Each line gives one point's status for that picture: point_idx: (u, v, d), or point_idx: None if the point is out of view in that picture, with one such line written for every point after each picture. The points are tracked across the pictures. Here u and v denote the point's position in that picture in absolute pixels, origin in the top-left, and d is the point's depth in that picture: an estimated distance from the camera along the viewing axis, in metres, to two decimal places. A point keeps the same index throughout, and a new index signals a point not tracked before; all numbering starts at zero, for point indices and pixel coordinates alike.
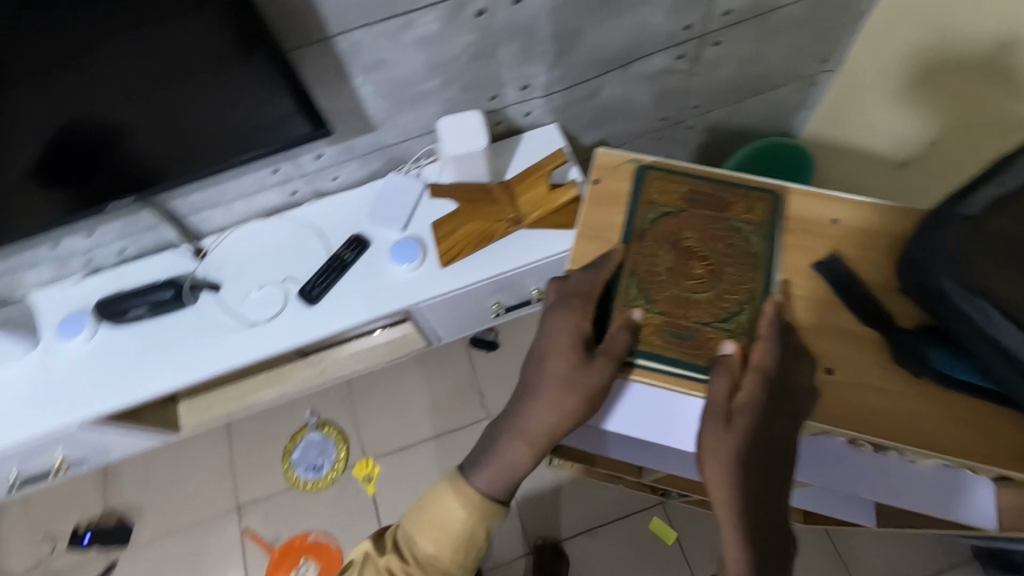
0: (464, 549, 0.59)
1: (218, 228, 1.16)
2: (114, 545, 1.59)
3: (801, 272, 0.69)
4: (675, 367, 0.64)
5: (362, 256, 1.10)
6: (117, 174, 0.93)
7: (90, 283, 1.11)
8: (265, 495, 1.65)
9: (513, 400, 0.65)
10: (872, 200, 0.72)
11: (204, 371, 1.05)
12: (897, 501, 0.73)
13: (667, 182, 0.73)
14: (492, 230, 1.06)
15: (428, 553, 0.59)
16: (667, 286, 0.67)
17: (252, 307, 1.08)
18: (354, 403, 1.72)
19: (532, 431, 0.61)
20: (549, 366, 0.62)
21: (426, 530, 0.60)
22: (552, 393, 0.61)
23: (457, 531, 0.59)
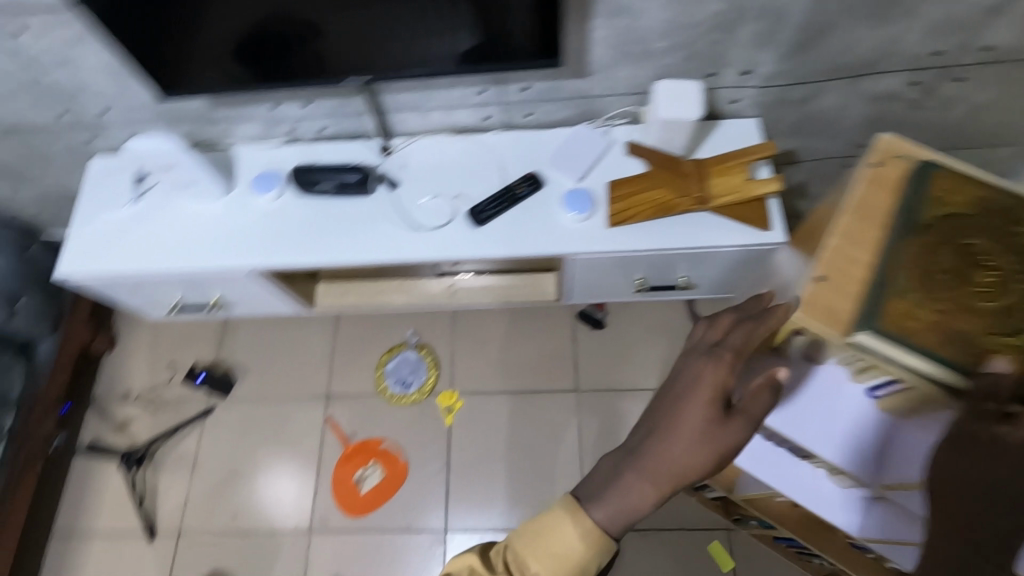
0: None
1: (408, 132, 1.21)
2: (217, 392, 1.74)
3: None
4: (926, 366, 0.56)
5: (535, 194, 1.12)
6: (328, 57, 0.98)
7: (287, 150, 1.20)
8: (353, 393, 1.74)
9: (638, 438, 0.68)
10: None
11: (363, 257, 1.10)
12: None
13: (954, 182, 0.65)
14: (673, 203, 1.05)
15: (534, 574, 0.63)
16: (945, 287, 0.59)
17: (422, 212, 1.13)
18: (453, 337, 1.78)
19: (658, 470, 0.64)
20: (687, 411, 0.65)
21: (541, 555, 0.63)
22: (687, 433, 0.64)
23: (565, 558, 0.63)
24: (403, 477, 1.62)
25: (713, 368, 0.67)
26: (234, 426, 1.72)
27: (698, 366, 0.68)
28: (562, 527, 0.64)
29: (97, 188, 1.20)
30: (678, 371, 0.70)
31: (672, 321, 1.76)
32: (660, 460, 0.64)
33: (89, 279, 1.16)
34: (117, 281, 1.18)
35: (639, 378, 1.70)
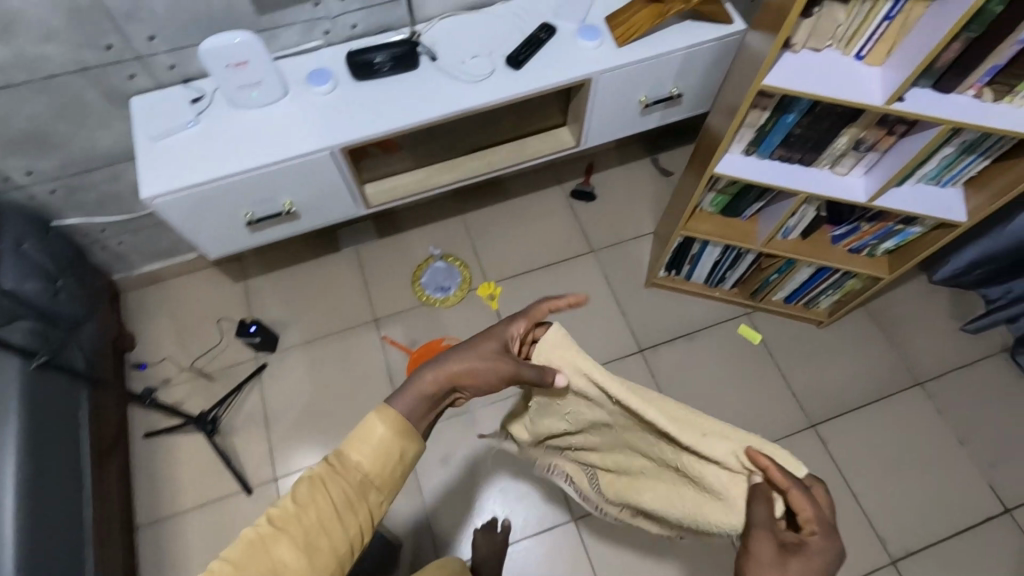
0: (401, 429, 0.82)
1: (427, 17, 1.38)
2: (264, 348, 1.75)
3: (829, 132, 1.17)
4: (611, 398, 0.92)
5: (553, 37, 1.35)
6: None
7: (326, 50, 1.32)
8: (402, 309, 1.84)
9: (459, 359, 0.89)
10: (820, 190, 1.26)
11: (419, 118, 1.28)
12: (923, 208, 1.25)
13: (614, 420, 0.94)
14: (668, 9, 1.30)
15: (358, 462, 0.80)
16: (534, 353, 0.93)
17: (469, 69, 1.31)
18: (473, 239, 1.96)
19: (442, 379, 0.87)
20: (468, 362, 0.88)
21: (361, 444, 0.81)
22: (467, 370, 0.88)
23: (381, 447, 0.81)
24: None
25: (514, 325, 0.93)
26: (293, 374, 1.75)
27: (497, 349, 0.90)
28: (394, 427, 0.82)
29: (156, 115, 1.25)
30: (488, 355, 0.89)
31: (643, 179, 2.07)
32: (413, 398, 0.85)
33: (180, 191, 1.20)
34: (215, 190, 1.23)
35: (640, 226, 1.98)
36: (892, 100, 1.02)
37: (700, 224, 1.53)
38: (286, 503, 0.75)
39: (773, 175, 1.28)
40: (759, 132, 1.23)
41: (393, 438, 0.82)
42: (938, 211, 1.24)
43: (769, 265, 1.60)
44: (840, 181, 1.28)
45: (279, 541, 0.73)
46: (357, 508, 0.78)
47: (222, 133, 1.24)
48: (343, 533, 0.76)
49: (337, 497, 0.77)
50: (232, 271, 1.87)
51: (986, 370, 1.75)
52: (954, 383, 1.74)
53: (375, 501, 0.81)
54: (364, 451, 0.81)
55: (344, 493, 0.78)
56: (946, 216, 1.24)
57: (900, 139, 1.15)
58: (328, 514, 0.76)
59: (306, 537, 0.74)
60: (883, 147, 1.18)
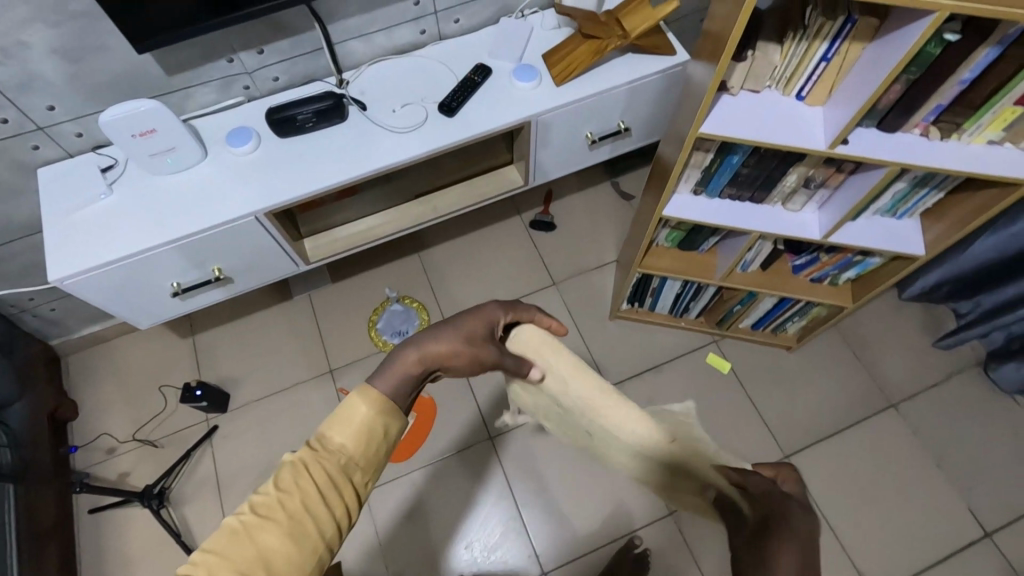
0: (381, 410, 0.78)
1: (355, 64, 1.31)
2: (214, 410, 1.67)
3: (777, 172, 1.12)
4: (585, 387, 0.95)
5: (487, 79, 1.29)
6: None
7: (248, 105, 1.25)
8: (358, 358, 1.77)
9: (440, 334, 0.85)
10: (774, 229, 1.21)
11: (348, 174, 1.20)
12: (882, 243, 1.19)
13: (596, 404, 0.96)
14: (605, 45, 1.24)
15: (341, 444, 0.76)
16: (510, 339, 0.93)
17: (399, 119, 1.25)
18: (430, 278, 1.89)
19: (423, 359, 0.83)
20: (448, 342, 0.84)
21: (343, 428, 0.76)
22: (447, 350, 0.84)
23: (362, 425, 0.76)
24: (439, 427, 1.67)
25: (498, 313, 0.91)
26: (246, 435, 1.67)
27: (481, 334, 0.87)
28: (377, 409, 0.78)
29: (65, 188, 1.17)
30: (472, 338, 0.86)
31: (604, 204, 2.01)
32: (392, 380, 0.81)
33: (92, 271, 1.12)
34: (132, 265, 1.15)
35: (603, 255, 1.93)
36: (837, 143, 0.96)
37: (656, 260, 1.47)
38: (270, 490, 0.70)
39: (724, 215, 1.22)
40: (706, 171, 1.16)
41: (375, 419, 0.77)
42: (898, 244, 1.19)
43: (731, 296, 1.55)
44: (793, 218, 1.22)
45: (264, 530, 0.68)
46: (344, 490, 0.74)
47: (137, 203, 1.17)
48: (332, 515, 0.72)
49: (323, 480, 0.72)
50: (178, 328, 1.78)
51: (960, 387, 1.71)
52: (928, 402, 1.70)
53: (361, 482, 0.76)
54: (346, 432, 0.76)
55: (331, 476, 0.73)
56: (907, 249, 1.19)
57: (852, 176, 1.09)
58: (315, 496, 0.71)
59: (292, 523, 0.69)
60: (835, 183, 1.12)
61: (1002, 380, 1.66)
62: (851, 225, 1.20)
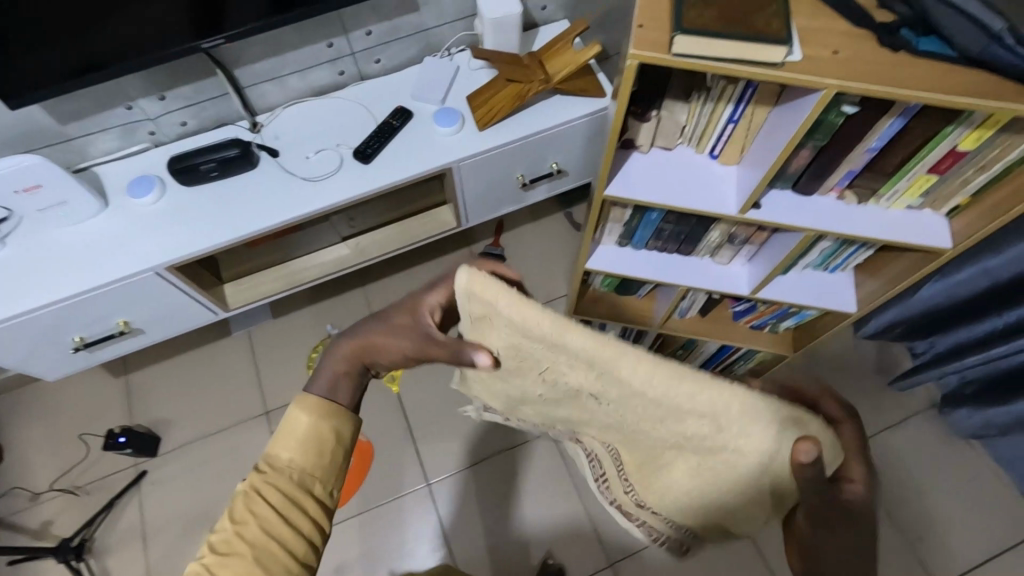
0: (323, 414, 0.73)
1: (270, 107, 1.26)
2: (143, 455, 1.61)
3: (698, 228, 1.06)
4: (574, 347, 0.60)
5: (407, 124, 1.24)
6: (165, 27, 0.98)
7: (154, 152, 1.20)
8: (295, 399, 1.71)
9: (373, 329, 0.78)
10: (701, 284, 1.16)
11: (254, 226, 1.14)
12: (813, 300, 1.14)
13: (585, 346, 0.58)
14: (527, 90, 1.19)
15: (289, 460, 0.70)
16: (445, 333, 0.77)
17: (311, 167, 1.20)
18: (373, 315, 1.83)
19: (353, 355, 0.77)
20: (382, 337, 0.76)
21: (284, 442, 0.70)
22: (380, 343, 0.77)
23: (306, 434, 0.71)
24: None
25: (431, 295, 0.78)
26: (174, 481, 1.61)
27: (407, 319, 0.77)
28: (316, 413, 0.72)
29: None
30: (395, 324, 0.77)
31: (556, 235, 1.95)
32: (327, 380, 0.75)
33: None
34: (23, 326, 1.10)
35: (552, 289, 1.87)
36: (748, 207, 0.91)
37: (592, 306, 1.41)
38: (226, 526, 0.65)
39: (650, 269, 1.17)
40: (626, 224, 1.11)
41: (317, 424, 0.72)
42: (830, 301, 1.13)
43: (674, 341, 1.49)
44: (722, 272, 1.17)
45: (227, 566, 0.63)
46: (304, 503, 0.68)
47: (29, 258, 1.11)
48: (298, 531, 0.66)
49: (278, 499, 0.67)
50: (111, 367, 1.73)
51: (911, 430, 1.66)
52: (880, 447, 1.65)
53: (322, 491, 0.71)
54: (291, 446, 0.71)
55: (288, 493, 0.68)
56: (839, 306, 1.13)
57: (775, 234, 1.04)
58: (277, 518, 0.66)
59: (255, 551, 0.64)
60: (759, 240, 1.07)
61: (955, 424, 1.61)
62: (780, 280, 1.15)
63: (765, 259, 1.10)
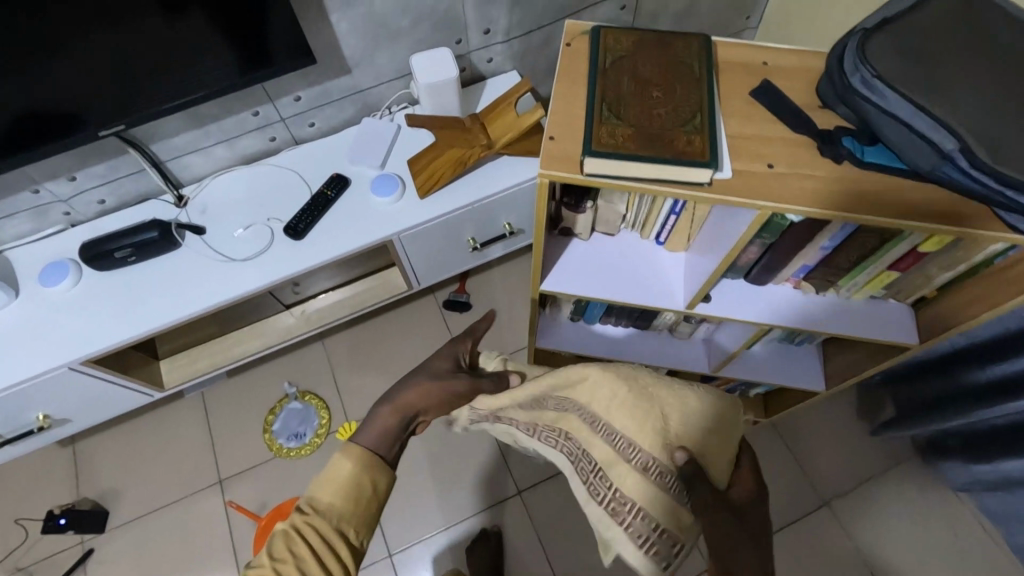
0: (367, 462, 0.73)
1: (197, 177, 1.18)
2: (88, 532, 1.53)
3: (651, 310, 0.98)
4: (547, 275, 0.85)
5: (344, 193, 1.16)
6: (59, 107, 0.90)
7: (70, 233, 1.12)
8: (250, 466, 1.63)
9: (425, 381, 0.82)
10: (661, 361, 1.08)
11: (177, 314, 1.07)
12: (780, 376, 1.06)
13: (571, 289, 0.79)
14: (468, 156, 1.11)
15: (329, 504, 0.70)
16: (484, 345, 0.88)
17: (240, 245, 1.11)
18: (333, 371, 1.75)
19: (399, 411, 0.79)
20: (434, 375, 0.82)
21: (326, 486, 0.71)
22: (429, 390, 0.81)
23: (348, 482, 0.71)
24: None
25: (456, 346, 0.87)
26: (122, 559, 1.53)
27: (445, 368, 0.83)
28: (361, 460, 0.73)
29: None
30: (436, 377, 0.81)
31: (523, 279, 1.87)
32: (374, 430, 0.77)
33: None
34: None
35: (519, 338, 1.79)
36: (697, 302, 0.83)
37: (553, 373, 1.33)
38: (263, 562, 0.65)
39: (605, 347, 1.09)
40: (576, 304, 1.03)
41: (361, 471, 0.73)
42: (798, 377, 1.06)
43: None
44: (683, 346, 1.10)
45: None
46: (338, 550, 0.68)
47: None
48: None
49: (317, 546, 0.67)
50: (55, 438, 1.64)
51: (895, 481, 1.59)
52: (863, 500, 1.58)
53: (356, 537, 0.71)
54: (332, 491, 0.71)
55: (325, 538, 0.68)
56: (808, 382, 1.06)
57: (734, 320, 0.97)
58: (312, 564, 0.66)
59: None
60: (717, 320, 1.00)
61: (941, 475, 1.53)
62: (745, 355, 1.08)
63: (726, 339, 1.02)
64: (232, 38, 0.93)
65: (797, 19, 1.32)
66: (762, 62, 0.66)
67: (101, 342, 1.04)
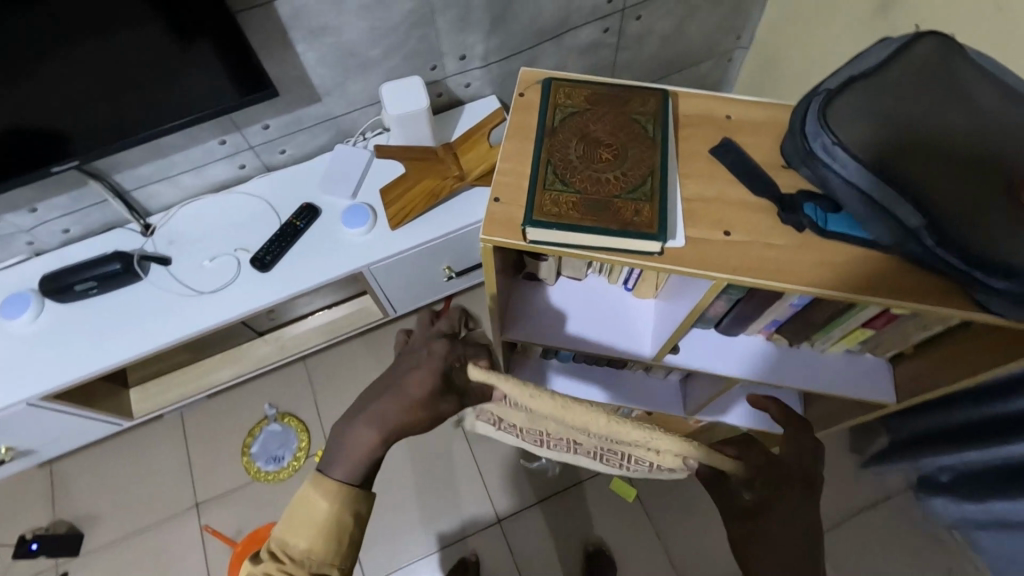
0: (347, 494, 0.62)
1: (165, 206, 1.16)
2: (62, 556, 1.51)
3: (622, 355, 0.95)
4: (592, 233, 0.51)
5: (314, 223, 1.13)
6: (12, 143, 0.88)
7: (34, 264, 1.10)
8: (228, 490, 1.61)
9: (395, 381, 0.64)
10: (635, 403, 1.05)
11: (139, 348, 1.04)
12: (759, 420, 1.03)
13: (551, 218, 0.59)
14: (440, 188, 1.09)
15: (307, 548, 0.60)
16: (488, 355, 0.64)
17: (205, 277, 1.09)
18: (314, 393, 1.72)
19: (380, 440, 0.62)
20: (410, 383, 0.62)
21: (297, 528, 0.60)
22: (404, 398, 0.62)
23: (326, 523, 0.60)
24: None
25: (445, 352, 0.63)
26: None
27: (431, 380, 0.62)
28: (336, 495, 0.62)
29: None
30: (414, 382, 0.63)
31: None
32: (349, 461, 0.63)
33: None
34: None
35: None
36: (664, 354, 0.80)
37: None
38: None
39: (579, 387, 1.06)
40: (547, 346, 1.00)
41: (338, 505, 0.61)
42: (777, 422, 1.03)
43: None
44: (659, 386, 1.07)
45: None
46: None
47: None
48: None
49: None
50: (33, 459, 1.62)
51: (884, 513, 1.55)
52: (852, 534, 1.53)
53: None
54: (308, 534, 0.60)
55: None
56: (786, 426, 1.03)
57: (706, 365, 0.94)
58: None
59: None
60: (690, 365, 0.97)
61: (931, 509, 1.49)
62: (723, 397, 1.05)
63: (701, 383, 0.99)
64: (189, 71, 0.90)
65: (786, 43, 1.28)
66: (726, 115, 0.63)
67: (59, 378, 1.02)
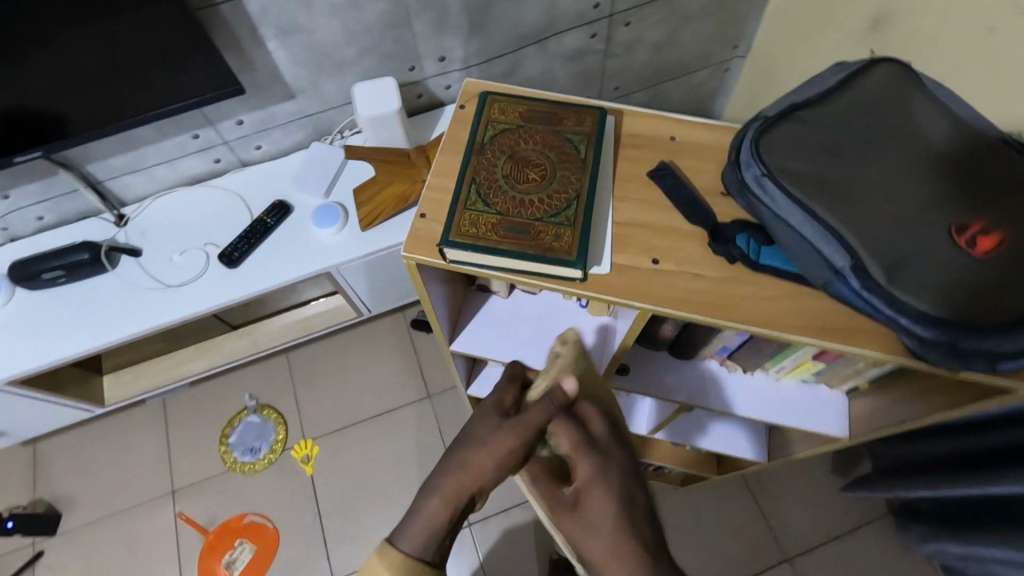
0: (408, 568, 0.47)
1: (140, 197, 1.16)
2: (38, 535, 1.54)
3: None
4: (512, 258, 0.58)
5: (285, 221, 1.12)
6: None
7: (8, 250, 1.11)
8: (203, 478, 1.62)
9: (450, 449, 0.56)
10: None
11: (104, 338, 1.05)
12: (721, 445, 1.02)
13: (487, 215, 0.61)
14: (410, 192, 1.07)
15: None
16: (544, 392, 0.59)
17: (173, 270, 1.09)
18: (294, 386, 1.73)
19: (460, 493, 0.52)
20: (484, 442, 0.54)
21: None
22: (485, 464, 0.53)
23: None
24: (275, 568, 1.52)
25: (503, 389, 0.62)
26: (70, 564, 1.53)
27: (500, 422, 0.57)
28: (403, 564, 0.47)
29: None
30: (487, 435, 0.54)
31: None
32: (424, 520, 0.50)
33: None
34: None
35: None
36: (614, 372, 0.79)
37: None
38: None
39: None
40: None
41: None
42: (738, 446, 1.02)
43: None
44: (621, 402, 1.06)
45: None
46: None
47: None
48: None
49: None
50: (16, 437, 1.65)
51: (861, 539, 1.51)
52: (826, 559, 1.50)
53: None
54: None
55: None
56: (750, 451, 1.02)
57: None
58: None
59: None
60: None
61: (908, 539, 1.45)
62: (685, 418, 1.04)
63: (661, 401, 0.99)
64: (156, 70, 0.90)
65: (780, 55, 1.23)
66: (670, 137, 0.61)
67: (22, 364, 1.03)
